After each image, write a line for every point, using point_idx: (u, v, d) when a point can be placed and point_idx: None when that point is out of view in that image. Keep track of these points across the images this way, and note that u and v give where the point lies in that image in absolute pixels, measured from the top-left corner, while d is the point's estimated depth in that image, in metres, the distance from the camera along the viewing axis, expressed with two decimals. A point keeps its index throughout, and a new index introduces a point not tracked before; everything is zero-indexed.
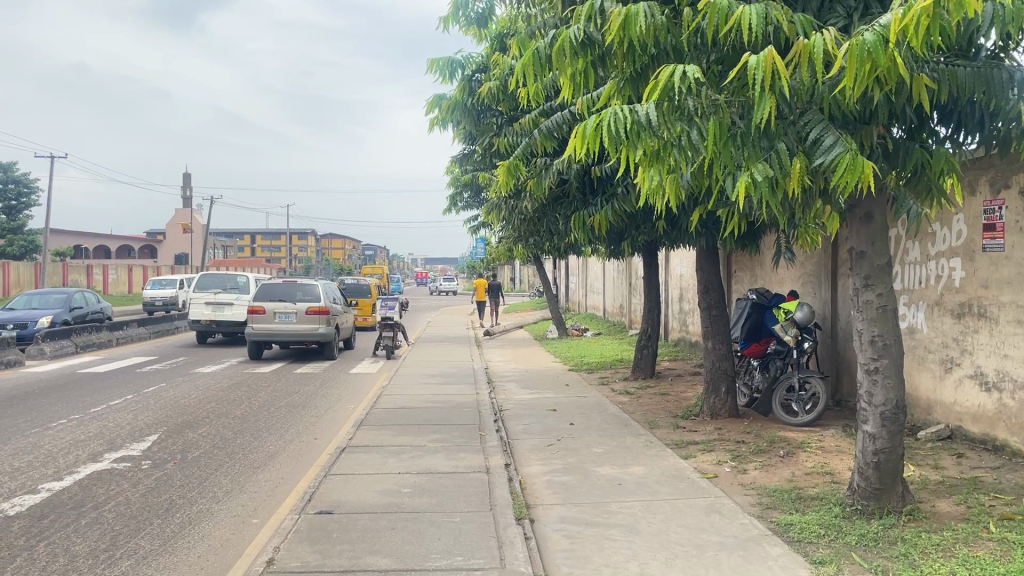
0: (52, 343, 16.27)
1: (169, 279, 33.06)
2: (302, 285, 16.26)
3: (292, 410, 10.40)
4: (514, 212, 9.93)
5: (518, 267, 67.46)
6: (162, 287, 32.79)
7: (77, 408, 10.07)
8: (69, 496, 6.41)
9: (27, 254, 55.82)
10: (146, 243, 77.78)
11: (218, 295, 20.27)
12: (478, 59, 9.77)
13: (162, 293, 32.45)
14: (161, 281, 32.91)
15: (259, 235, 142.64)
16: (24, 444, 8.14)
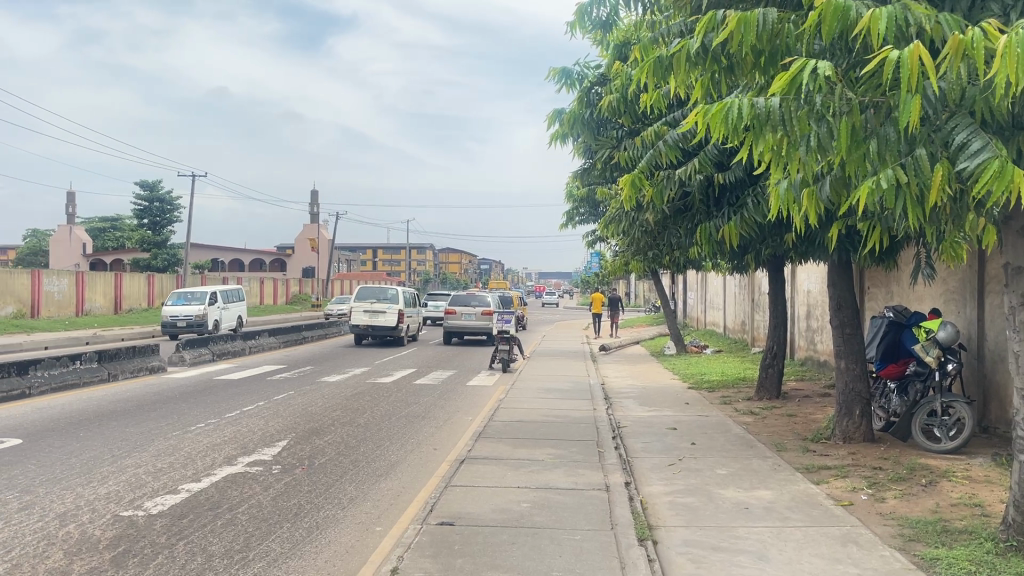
0: (191, 350, 17.27)
1: (195, 292, 26.92)
2: (478, 294, 23.07)
3: (413, 419, 10.61)
4: (635, 224, 9.79)
5: (634, 282, 66.61)
6: (187, 301, 26.56)
7: (215, 413, 10.62)
8: (206, 497, 6.72)
9: (170, 267, 59.73)
10: (277, 257, 81.72)
11: (374, 303, 23.09)
12: (599, 71, 9.74)
13: (185, 308, 26.23)
14: (186, 294, 26.78)
15: (381, 250, 147.49)
16: (166, 446, 8.61)
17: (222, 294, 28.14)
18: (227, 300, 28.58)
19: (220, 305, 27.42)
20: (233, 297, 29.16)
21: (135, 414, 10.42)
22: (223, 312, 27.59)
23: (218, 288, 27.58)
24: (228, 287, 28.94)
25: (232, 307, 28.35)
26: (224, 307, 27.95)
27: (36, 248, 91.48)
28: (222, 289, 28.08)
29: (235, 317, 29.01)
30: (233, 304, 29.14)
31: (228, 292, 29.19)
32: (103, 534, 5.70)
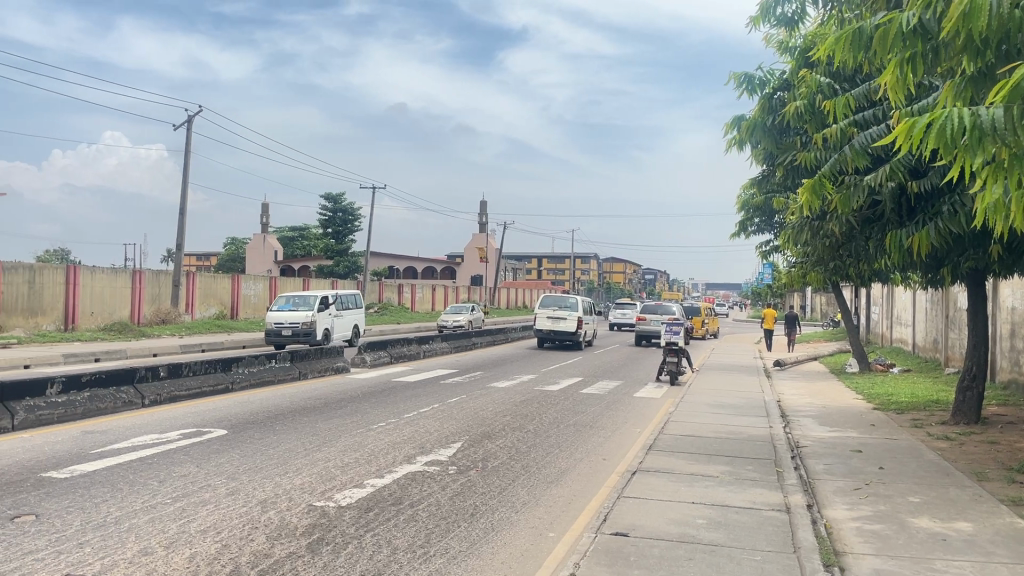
0: (371, 353, 18.25)
1: (303, 297, 23.88)
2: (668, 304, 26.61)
3: (582, 428, 10.67)
4: (817, 233, 9.39)
5: (810, 294, 63.57)
6: (294, 307, 23.60)
7: (394, 413, 11.19)
8: (389, 492, 7.09)
9: (351, 274, 63.36)
10: (448, 265, 84.73)
11: (556, 312, 24.78)
12: (782, 76, 9.45)
13: (293, 315, 23.25)
14: (294, 300, 23.83)
15: (547, 259, 149.42)
16: (352, 442, 9.17)
17: (338, 300, 25.22)
18: (343, 306, 25.69)
19: (332, 311, 24.40)
20: (351, 303, 26.26)
21: (324, 410, 11.17)
22: (335, 320, 24.52)
23: (331, 293, 24.69)
24: (348, 292, 26.11)
25: (346, 315, 25.28)
26: (339, 314, 24.99)
27: (235, 255, 99.89)
28: (338, 294, 25.27)
29: (351, 326, 26.05)
30: (352, 312, 26.32)
31: (346, 297, 26.28)
32: (299, 521, 6.15)
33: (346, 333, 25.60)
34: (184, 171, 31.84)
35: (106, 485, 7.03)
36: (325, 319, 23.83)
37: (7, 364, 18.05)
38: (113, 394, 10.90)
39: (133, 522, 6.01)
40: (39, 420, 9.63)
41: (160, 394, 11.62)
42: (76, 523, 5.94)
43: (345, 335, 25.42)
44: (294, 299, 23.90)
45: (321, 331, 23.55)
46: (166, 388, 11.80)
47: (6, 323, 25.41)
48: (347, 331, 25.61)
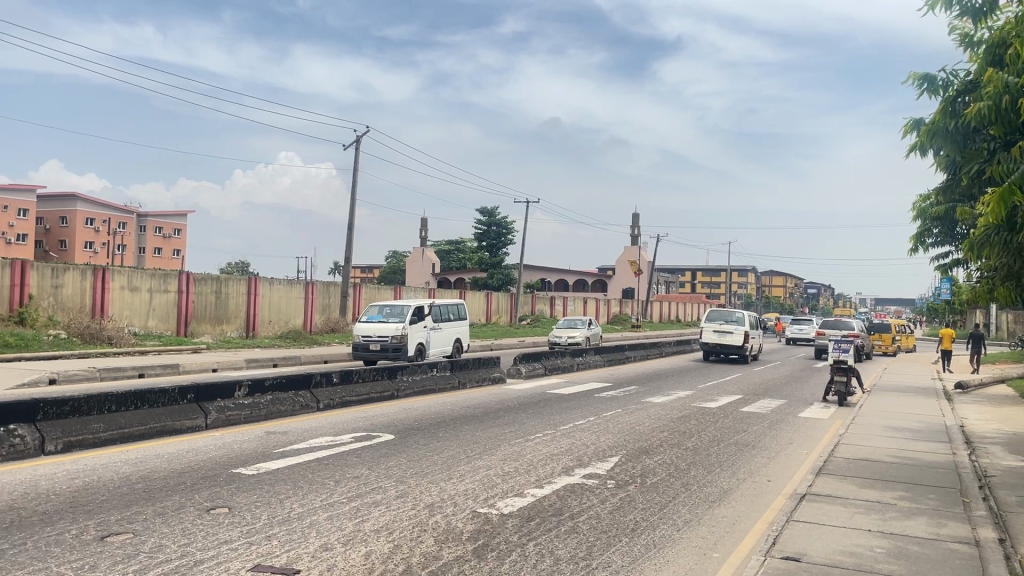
0: (527, 364, 18.54)
1: (395, 307, 21.79)
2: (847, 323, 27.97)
3: (743, 448, 10.35)
4: (1007, 245, 8.67)
5: (994, 312, 58.48)
6: (384, 318, 21.51)
7: (552, 424, 11.34)
8: (550, 503, 7.19)
9: (504, 286, 64.60)
10: (600, 278, 84.62)
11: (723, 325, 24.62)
12: (968, 76, 8.83)
13: (381, 327, 21.17)
14: (385, 310, 21.74)
15: (700, 272, 146.09)
16: (511, 452, 9.36)
17: (435, 309, 22.95)
18: (444, 316, 23.41)
19: (428, 322, 22.15)
20: (454, 313, 23.96)
21: (483, 419, 11.46)
22: (432, 332, 22.29)
23: (428, 302, 22.50)
24: (449, 301, 23.82)
25: (444, 327, 22.96)
26: (437, 325, 22.75)
27: (395, 267, 104.51)
28: (438, 303, 23.01)
29: (453, 338, 23.71)
30: (456, 322, 24.05)
31: (445, 307, 24.00)
32: (464, 527, 6.35)
33: (445, 347, 23.32)
34: (352, 189, 33.71)
35: (288, 483, 7.55)
36: (417, 332, 21.66)
37: (198, 367, 19.69)
38: (291, 398, 11.68)
39: (314, 519, 6.42)
40: (228, 420, 10.48)
41: (333, 398, 12.34)
42: (264, 517, 6.42)
43: (444, 349, 23.14)
44: (385, 309, 21.81)
45: (414, 345, 21.36)
46: (339, 393, 12.51)
47: (197, 330, 27.74)
48: (446, 345, 23.31)
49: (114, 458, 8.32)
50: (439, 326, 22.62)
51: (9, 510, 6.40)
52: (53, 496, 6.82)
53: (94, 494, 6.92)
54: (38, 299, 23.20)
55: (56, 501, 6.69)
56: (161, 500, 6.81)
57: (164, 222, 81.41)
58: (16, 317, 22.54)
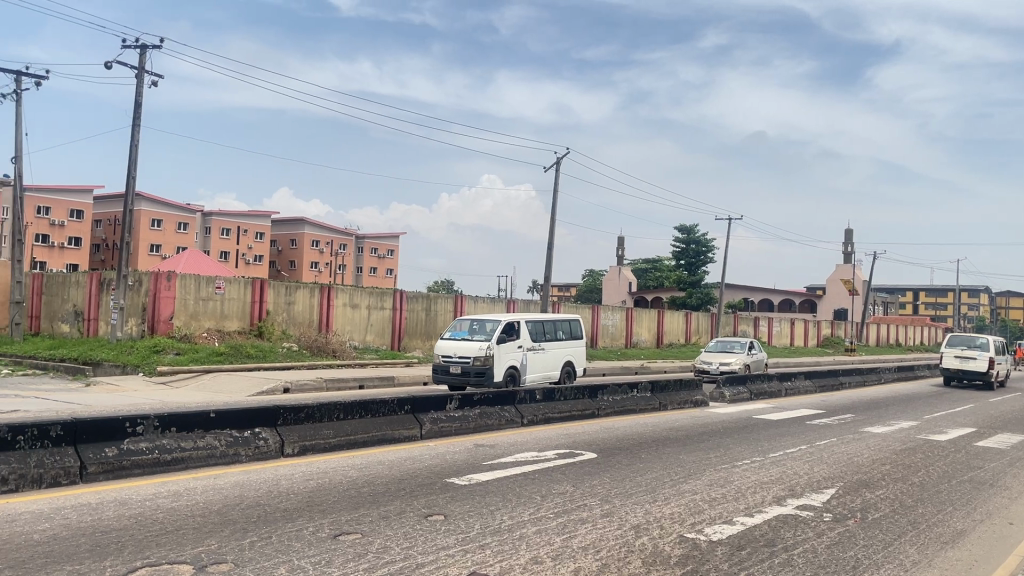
0: (731, 387, 17.98)
1: (483, 323, 18.49)
2: None
3: (979, 486, 9.43)
4: None
5: None
6: (470, 336, 18.31)
7: (760, 451, 10.93)
8: (761, 533, 6.94)
9: (704, 306, 63.31)
10: (808, 297, 80.39)
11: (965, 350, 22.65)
12: None
13: (463, 347, 17.98)
14: (470, 326, 18.50)
15: (922, 292, 134.69)
16: (718, 477, 9.13)
17: (539, 327, 19.45)
18: (553, 334, 19.84)
19: (525, 340, 18.80)
20: (566, 331, 20.31)
21: (687, 443, 11.25)
22: (530, 353, 18.83)
23: (527, 318, 19.07)
24: (560, 318, 20.19)
25: (546, 348, 19.20)
26: (539, 346, 19.24)
27: (594, 285, 105.39)
28: (541, 319, 19.52)
29: (561, 361, 19.98)
30: (568, 342, 20.32)
31: (556, 325, 20.22)
32: (672, 550, 6.29)
33: (551, 371, 19.67)
34: (552, 210, 34.49)
35: (498, 495, 7.83)
36: (505, 352, 18.15)
37: (410, 381, 20.84)
38: (498, 412, 12.11)
39: (523, 531, 6.62)
40: (441, 431, 11.06)
41: (536, 414, 12.64)
42: (477, 527, 6.70)
43: (549, 374, 19.51)
44: (473, 325, 18.58)
45: (503, 368, 18.07)
46: (542, 410, 12.80)
47: (409, 345, 29.42)
48: (553, 370, 19.65)
49: (341, 462, 9.04)
50: (540, 347, 19.11)
51: (257, 505, 7.14)
52: (292, 495, 7.53)
53: (328, 495, 7.55)
54: (274, 315, 25.65)
55: (296, 500, 7.38)
56: (385, 504, 7.31)
57: (379, 243, 86.82)
58: (256, 330, 25.05)
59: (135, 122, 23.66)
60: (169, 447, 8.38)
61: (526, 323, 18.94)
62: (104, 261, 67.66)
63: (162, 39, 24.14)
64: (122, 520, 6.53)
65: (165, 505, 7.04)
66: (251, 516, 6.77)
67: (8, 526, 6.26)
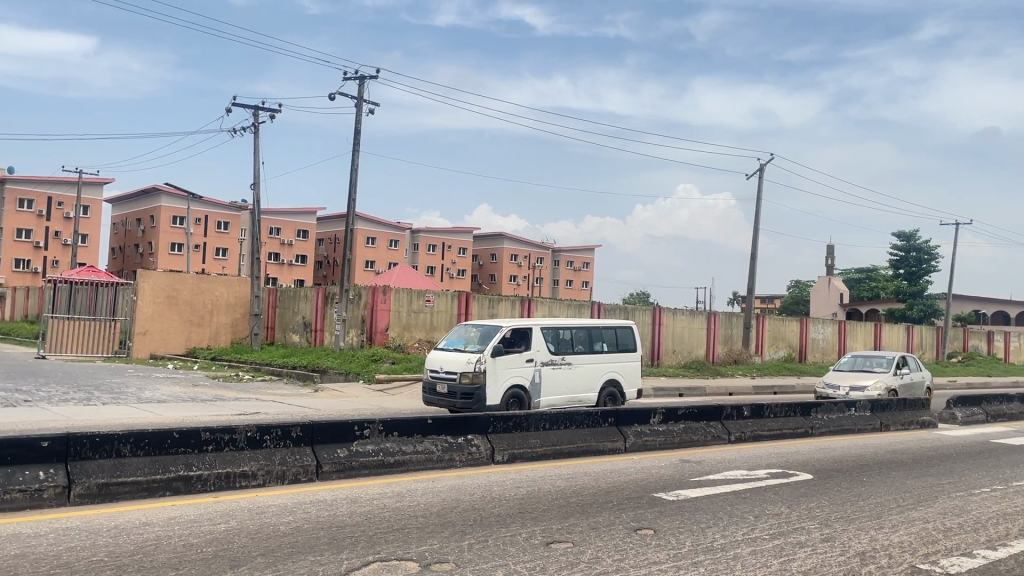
0: (963, 409, 16.43)
1: (481, 329, 14.74)
2: None
3: None
4: None
5: None
6: (464, 344, 14.62)
7: (1003, 479, 9.90)
8: (1007, 568, 6.31)
9: (927, 318, 58.38)
10: None
11: None
12: None
13: (450, 359, 14.34)
14: (466, 332, 14.78)
15: None
16: (953, 505, 8.38)
17: (568, 335, 15.33)
18: (589, 345, 15.63)
19: (541, 353, 14.81)
20: (611, 342, 16.07)
21: (914, 467, 10.41)
22: (545, 369, 14.81)
23: (543, 323, 15.00)
24: (600, 324, 15.89)
25: (569, 364, 15.05)
26: (566, 360, 15.17)
27: (799, 298, 100.40)
28: (570, 325, 15.39)
29: (601, 379, 15.69)
30: (612, 354, 15.97)
31: (599, 334, 15.95)
32: None
33: (585, 393, 15.45)
34: (755, 219, 33.35)
35: (708, 513, 7.68)
36: (506, 367, 14.31)
37: None
38: (704, 428, 11.85)
39: (738, 551, 6.45)
40: (646, 445, 11.01)
41: (744, 431, 12.23)
42: (688, 544, 6.60)
43: (580, 397, 15.32)
44: (470, 331, 14.83)
45: (503, 387, 14.22)
46: (750, 426, 12.38)
47: None
48: (587, 391, 15.47)
49: (549, 471, 9.24)
50: (562, 361, 15.02)
51: (473, 509, 7.47)
52: (505, 501, 7.80)
53: (538, 503, 7.73)
54: None
55: (509, 506, 7.63)
56: (595, 515, 7.39)
57: (575, 256, 87.51)
58: None
59: (355, 148, 25.59)
60: (392, 450, 8.97)
61: (543, 330, 14.92)
62: (324, 276, 73.36)
63: (378, 69, 25.92)
64: (354, 517, 7.08)
65: (391, 505, 7.54)
66: (468, 520, 7.09)
67: (259, 516, 6.99)
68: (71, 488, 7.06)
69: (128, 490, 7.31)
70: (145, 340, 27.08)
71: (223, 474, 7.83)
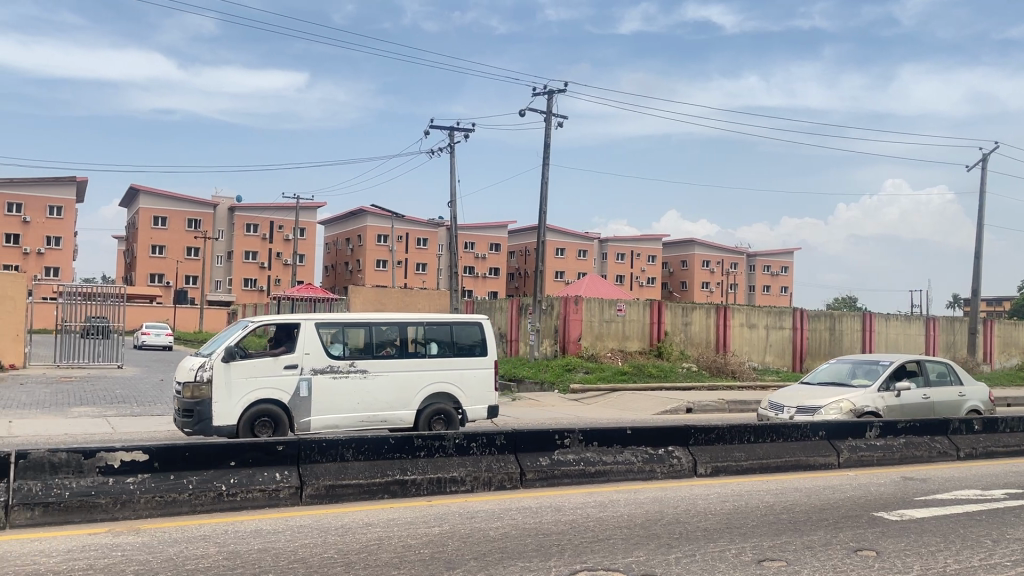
0: None
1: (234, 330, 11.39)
2: None
3: None
4: None
5: None
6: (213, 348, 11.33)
7: None
8: None
9: None
10: None
11: None
12: None
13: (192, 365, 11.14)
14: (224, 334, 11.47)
15: None
16: None
17: (372, 335, 11.70)
18: (405, 346, 11.88)
19: (311, 357, 11.24)
20: (450, 343, 12.21)
21: None
22: (316, 377, 11.24)
23: (320, 318, 11.44)
24: (425, 319, 12.07)
25: (356, 372, 11.46)
26: (360, 367, 11.53)
27: None
28: (369, 321, 11.71)
29: (419, 394, 11.87)
30: (439, 360, 12.07)
31: (432, 334, 12.13)
32: None
33: (391, 412, 11.72)
34: (981, 213, 30.40)
35: (937, 535, 7.07)
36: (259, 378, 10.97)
37: None
38: (928, 442, 10.95)
39: None
40: (862, 460, 10.33)
41: (975, 448, 11.16)
42: (916, 568, 6.11)
43: (382, 417, 11.63)
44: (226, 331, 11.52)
45: (242, 403, 10.88)
46: (982, 442, 11.27)
47: (812, 366, 28.03)
48: (398, 409, 11.74)
49: (755, 486, 8.90)
50: (349, 368, 11.43)
51: (678, 522, 7.35)
52: (711, 515, 7.61)
53: (746, 519, 7.47)
54: (672, 335, 26.20)
55: (716, 520, 7.43)
56: (809, 534, 7.03)
57: (772, 260, 83.83)
58: (656, 350, 25.78)
59: (545, 162, 26.11)
60: (593, 459, 9.02)
61: (320, 328, 11.40)
62: (517, 287, 75.20)
63: (567, 83, 26.43)
64: (559, 525, 7.18)
65: (595, 514, 7.58)
66: (674, 533, 6.99)
67: (469, 521, 7.26)
68: (303, 489, 7.70)
69: (351, 492, 7.85)
70: None
71: (434, 480, 8.23)
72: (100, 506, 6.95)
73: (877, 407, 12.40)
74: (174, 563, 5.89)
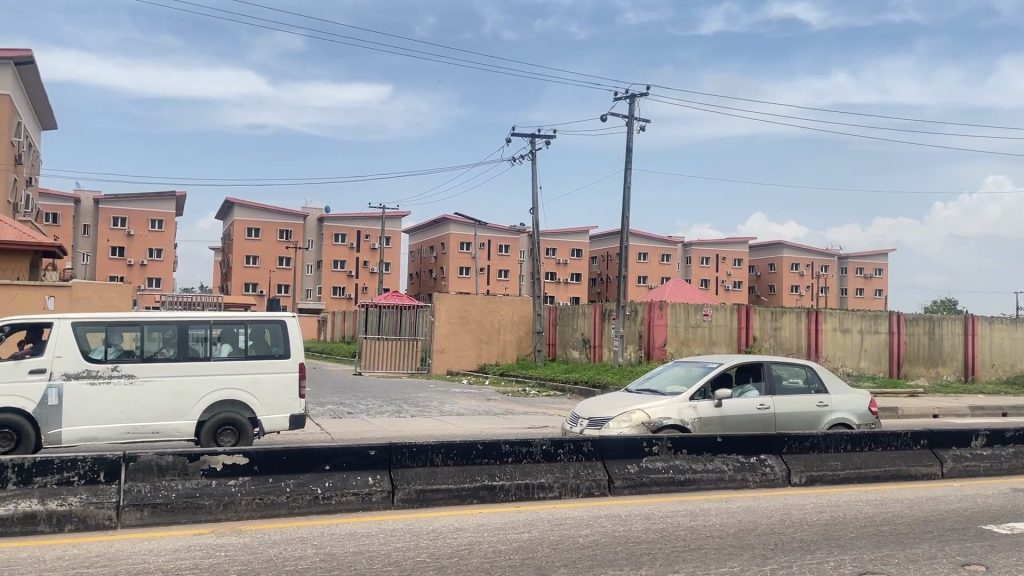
0: None
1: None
2: None
3: None
4: None
5: None
6: None
7: None
8: None
9: None
10: None
11: None
12: None
13: None
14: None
15: None
16: None
17: (141, 337, 10.70)
18: (184, 347, 10.87)
19: (63, 359, 10.29)
20: (240, 343, 11.18)
21: None
22: (70, 382, 10.27)
23: (76, 318, 10.55)
24: (213, 317, 11.11)
25: (119, 375, 10.48)
26: (124, 372, 10.53)
27: None
28: (136, 320, 10.71)
29: (200, 402, 10.87)
30: (230, 363, 11.05)
31: (214, 335, 11.09)
32: None
33: (163, 422, 10.72)
34: None
35: None
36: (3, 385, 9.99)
37: (918, 413, 19.01)
38: None
39: None
40: (967, 470, 9.88)
41: None
42: None
43: (154, 428, 10.66)
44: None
45: None
46: None
47: (910, 372, 26.94)
48: (170, 419, 10.74)
49: (853, 496, 8.62)
50: (113, 373, 10.46)
51: (773, 533, 7.18)
52: (808, 526, 7.40)
53: (844, 531, 7.24)
54: (761, 341, 25.59)
55: (812, 531, 7.23)
56: (912, 546, 6.76)
57: (865, 262, 80.83)
58: None
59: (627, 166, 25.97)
60: (682, 467, 8.88)
61: (76, 328, 10.48)
62: (599, 293, 74.80)
63: (648, 86, 26.37)
64: (650, 533, 7.12)
65: (686, 523, 7.48)
66: (769, 544, 6.83)
67: (558, 528, 7.28)
68: (394, 493, 7.85)
69: (441, 497, 7.96)
70: (442, 357, 29.31)
71: (523, 486, 8.27)
72: (204, 507, 7.25)
73: (685, 421, 10.04)
74: (274, 563, 6.10)
